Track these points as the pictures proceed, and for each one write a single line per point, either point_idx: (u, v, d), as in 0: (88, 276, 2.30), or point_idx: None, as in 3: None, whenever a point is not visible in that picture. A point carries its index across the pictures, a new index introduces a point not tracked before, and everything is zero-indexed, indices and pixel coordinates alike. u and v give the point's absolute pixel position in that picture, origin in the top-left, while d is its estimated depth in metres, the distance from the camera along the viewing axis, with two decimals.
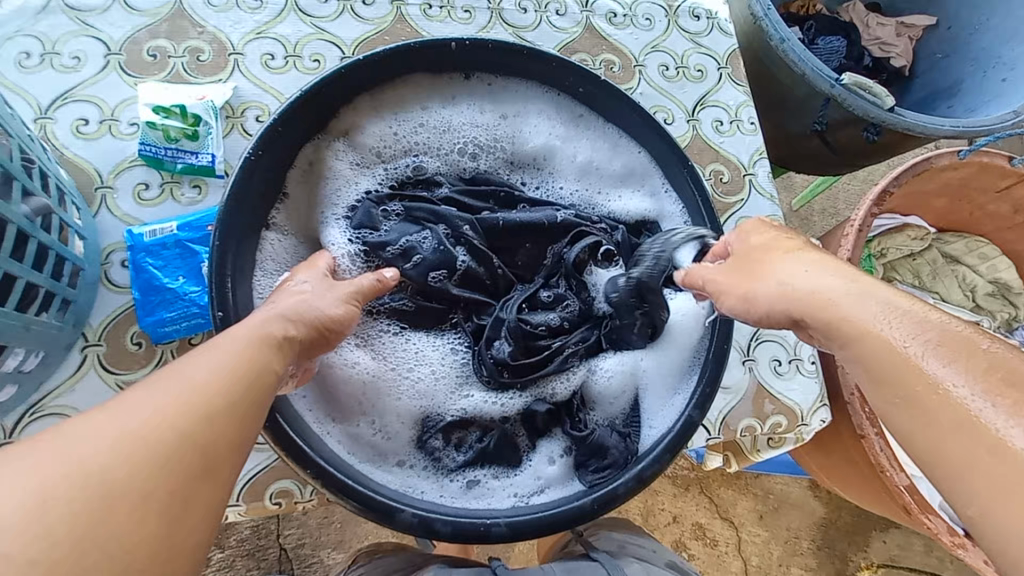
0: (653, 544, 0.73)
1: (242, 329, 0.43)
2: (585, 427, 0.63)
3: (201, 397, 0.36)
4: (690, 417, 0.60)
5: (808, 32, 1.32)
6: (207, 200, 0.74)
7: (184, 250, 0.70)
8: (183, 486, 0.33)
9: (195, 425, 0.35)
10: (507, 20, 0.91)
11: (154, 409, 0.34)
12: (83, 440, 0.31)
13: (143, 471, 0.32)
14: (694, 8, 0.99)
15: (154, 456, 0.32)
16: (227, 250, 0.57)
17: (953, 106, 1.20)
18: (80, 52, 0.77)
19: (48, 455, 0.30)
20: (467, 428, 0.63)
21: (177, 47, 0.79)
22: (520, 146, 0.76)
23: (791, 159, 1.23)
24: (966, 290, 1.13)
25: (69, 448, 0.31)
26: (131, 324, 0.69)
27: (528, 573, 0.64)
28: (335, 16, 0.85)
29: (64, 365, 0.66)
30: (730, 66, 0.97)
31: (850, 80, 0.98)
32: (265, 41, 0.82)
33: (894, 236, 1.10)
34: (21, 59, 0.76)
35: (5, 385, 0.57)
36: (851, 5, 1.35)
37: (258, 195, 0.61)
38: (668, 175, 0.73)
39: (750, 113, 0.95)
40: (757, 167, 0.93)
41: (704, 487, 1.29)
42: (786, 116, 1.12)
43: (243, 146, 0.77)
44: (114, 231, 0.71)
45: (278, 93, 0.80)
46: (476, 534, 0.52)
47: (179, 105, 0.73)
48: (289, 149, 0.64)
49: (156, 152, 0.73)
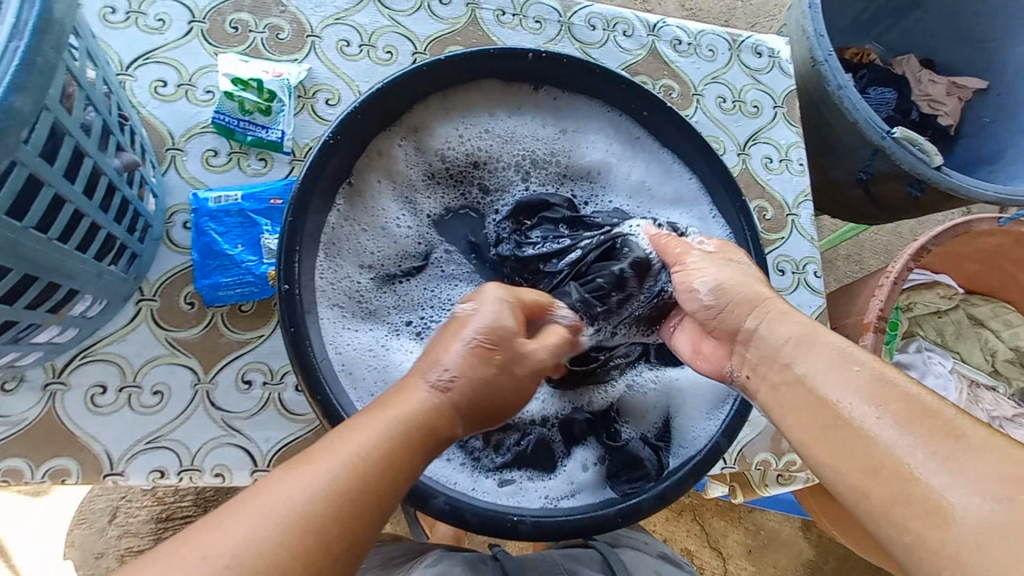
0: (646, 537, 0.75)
1: (394, 403, 0.44)
2: (620, 438, 0.65)
3: (365, 478, 0.39)
4: (718, 444, 0.62)
5: (861, 81, 1.34)
6: (271, 173, 0.77)
7: (246, 219, 0.72)
8: (338, 570, 0.36)
9: (354, 509, 0.38)
10: (576, 35, 0.93)
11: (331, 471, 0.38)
12: (282, 495, 0.37)
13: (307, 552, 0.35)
14: (757, 46, 1.00)
15: (321, 538, 0.36)
16: (300, 227, 0.60)
17: (995, 172, 1.21)
18: (165, 14, 0.79)
19: (240, 525, 0.35)
20: (506, 431, 0.64)
21: (259, 22, 0.81)
22: (577, 160, 0.76)
23: (829, 203, 1.25)
24: (987, 355, 1.14)
25: (276, 500, 0.36)
26: (186, 284, 0.71)
27: (530, 560, 0.66)
28: (412, 11, 0.87)
29: (119, 315, 0.68)
30: (785, 106, 0.98)
31: (901, 134, 0.99)
32: (342, 27, 0.84)
33: (923, 292, 1.11)
34: (107, 13, 0.77)
35: (69, 327, 0.59)
36: (905, 59, 1.37)
37: (330, 179, 0.63)
38: (717, 204, 0.74)
39: (799, 155, 0.96)
40: (800, 208, 0.94)
41: (697, 514, 1.30)
42: (831, 161, 1.14)
43: (313, 127, 0.79)
44: (180, 193, 0.74)
45: (349, 79, 0.82)
46: (504, 528, 0.55)
47: (256, 80, 0.76)
48: (363, 137, 0.66)
49: (229, 122, 0.75)
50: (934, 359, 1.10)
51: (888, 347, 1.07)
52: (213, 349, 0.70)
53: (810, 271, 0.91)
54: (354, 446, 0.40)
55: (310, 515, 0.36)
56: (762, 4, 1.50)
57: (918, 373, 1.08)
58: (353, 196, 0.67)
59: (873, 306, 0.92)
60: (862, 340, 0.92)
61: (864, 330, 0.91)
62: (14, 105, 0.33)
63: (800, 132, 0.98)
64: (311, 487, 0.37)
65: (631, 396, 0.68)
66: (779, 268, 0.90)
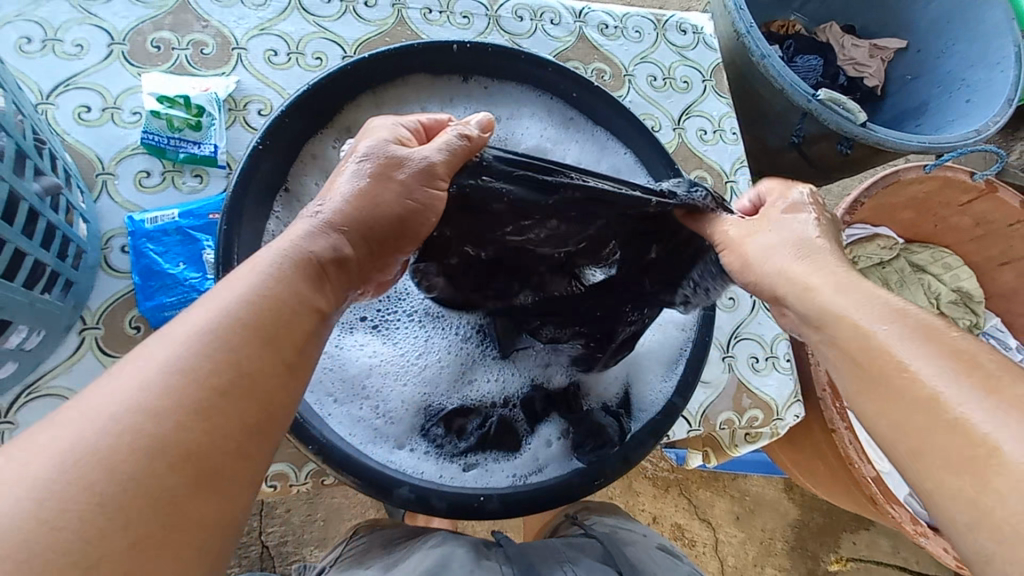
0: (644, 528, 0.73)
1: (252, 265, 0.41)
2: (581, 409, 0.66)
3: (230, 345, 0.36)
4: (673, 404, 0.65)
5: (788, 51, 1.39)
6: (208, 189, 0.76)
7: (185, 237, 0.71)
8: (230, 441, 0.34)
9: (217, 387, 0.34)
10: (504, 27, 0.95)
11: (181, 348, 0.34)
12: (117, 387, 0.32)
13: (190, 434, 0.32)
14: (681, 23, 1.04)
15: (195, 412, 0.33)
16: (235, 233, 0.60)
17: (920, 125, 1.27)
18: (83, 39, 0.77)
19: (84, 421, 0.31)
20: (468, 416, 0.64)
21: (182, 39, 0.81)
22: (514, 147, 0.76)
23: (770, 171, 1.30)
24: (931, 297, 1.19)
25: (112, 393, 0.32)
26: (130, 308, 0.70)
27: (531, 548, 0.65)
28: (338, 16, 0.87)
29: (61, 347, 0.66)
30: (714, 79, 1.02)
31: (825, 96, 1.03)
32: (268, 37, 0.84)
33: (865, 245, 1.15)
34: (21, 43, 0.76)
35: (7, 361, 0.58)
36: (827, 26, 1.43)
37: (264, 185, 0.64)
38: (653, 175, 0.76)
39: (732, 124, 1.00)
40: (738, 174, 0.98)
41: (683, 488, 1.32)
42: (766, 129, 1.18)
43: (245, 138, 0.79)
44: (114, 217, 0.72)
45: (280, 88, 0.82)
46: (471, 509, 0.56)
47: (183, 97, 0.75)
48: (293, 141, 0.66)
49: (159, 141, 0.74)
50: None
51: None
52: None
53: None
54: (203, 320, 0.36)
55: (180, 396, 0.33)
56: None
57: None
58: (291, 201, 0.67)
59: None
60: None
61: None
62: None
63: (730, 102, 1.02)
64: (167, 367, 0.33)
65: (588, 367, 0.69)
66: None
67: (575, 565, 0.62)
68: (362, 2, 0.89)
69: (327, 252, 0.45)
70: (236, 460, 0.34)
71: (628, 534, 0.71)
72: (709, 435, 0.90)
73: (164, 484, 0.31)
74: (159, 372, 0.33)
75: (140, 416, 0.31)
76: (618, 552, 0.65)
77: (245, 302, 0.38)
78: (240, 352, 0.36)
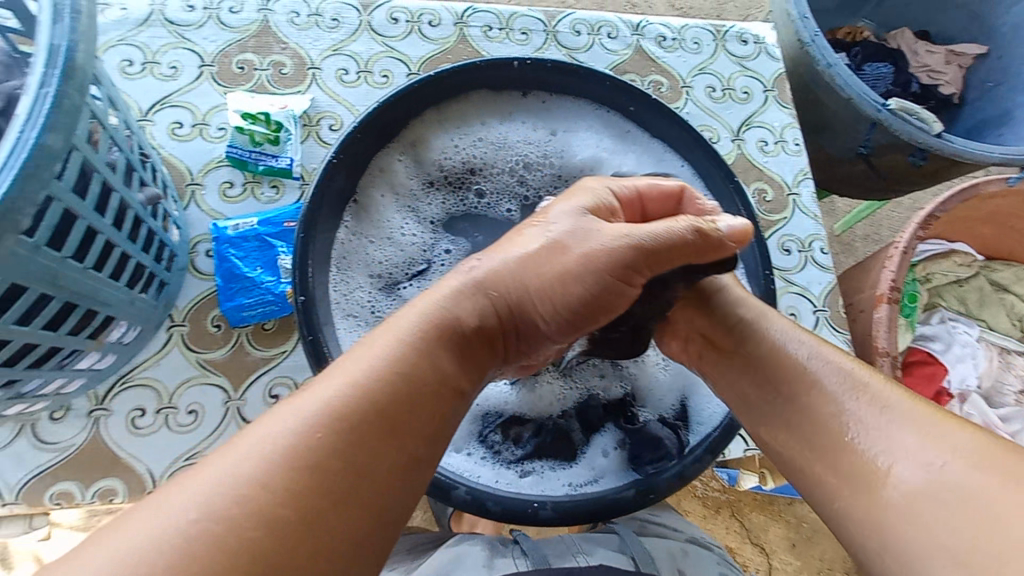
0: (677, 524, 0.71)
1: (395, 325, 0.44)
2: (637, 421, 0.66)
3: (365, 415, 0.38)
4: (732, 421, 0.63)
5: (855, 58, 1.34)
6: (284, 199, 0.81)
7: (263, 243, 0.76)
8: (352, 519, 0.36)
9: (347, 462, 0.37)
10: (562, 42, 0.96)
11: (325, 413, 0.38)
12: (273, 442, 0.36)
13: (321, 491, 0.35)
14: (742, 33, 1.02)
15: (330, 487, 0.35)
16: (310, 242, 0.63)
17: (1003, 134, 1.19)
18: (177, 62, 0.85)
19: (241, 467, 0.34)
20: (524, 424, 0.66)
21: (263, 60, 0.87)
22: (569, 159, 0.78)
23: (833, 182, 1.25)
24: (1014, 318, 1.11)
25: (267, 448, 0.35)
26: (212, 308, 0.75)
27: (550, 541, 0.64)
28: (404, 35, 0.92)
29: (152, 342, 0.72)
30: (776, 89, 1.00)
31: (896, 105, 1.00)
32: (340, 57, 0.89)
33: (940, 262, 1.09)
34: (125, 66, 0.84)
35: (108, 353, 0.64)
36: (898, 32, 1.37)
37: (337, 196, 0.68)
38: (711, 187, 0.75)
39: (794, 135, 0.97)
40: (801, 187, 0.95)
41: (735, 510, 1.28)
42: (830, 140, 1.14)
43: (319, 152, 0.84)
44: (200, 224, 0.79)
45: (350, 104, 0.87)
46: (526, 515, 0.57)
47: (264, 113, 0.80)
48: (364, 155, 0.70)
49: (242, 155, 0.81)
50: (959, 329, 1.08)
51: (909, 320, 1.05)
52: (242, 367, 0.74)
53: (817, 248, 0.91)
54: (341, 382, 0.39)
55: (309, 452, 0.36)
56: None
57: (943, 344, 1.06)
58: (359, 211, 0.71)
59: (885, 277, 0.91)
60: (877, 312, 0.91)
61: (876, 302, 0.91)
62: (46, 143, 0.37)
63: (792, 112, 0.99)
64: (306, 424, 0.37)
65: (643, 378, 0.69)
66: (784, 247, 0.91)
67: (590, 556, 0.61)
68: (427, 21, 0.93)
69: (468, 327, 0.46)
70: (358, 528, 0.36)
71: (659, 530, 0.69)
72: (766, 454, 0.87)
73: (293, 537, 0.33)
74: (297, 431, 0.36)
75: (273, 467, 0.35)
76: (640, 554, 0.62)
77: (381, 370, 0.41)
78: (372, 419, 0.38)
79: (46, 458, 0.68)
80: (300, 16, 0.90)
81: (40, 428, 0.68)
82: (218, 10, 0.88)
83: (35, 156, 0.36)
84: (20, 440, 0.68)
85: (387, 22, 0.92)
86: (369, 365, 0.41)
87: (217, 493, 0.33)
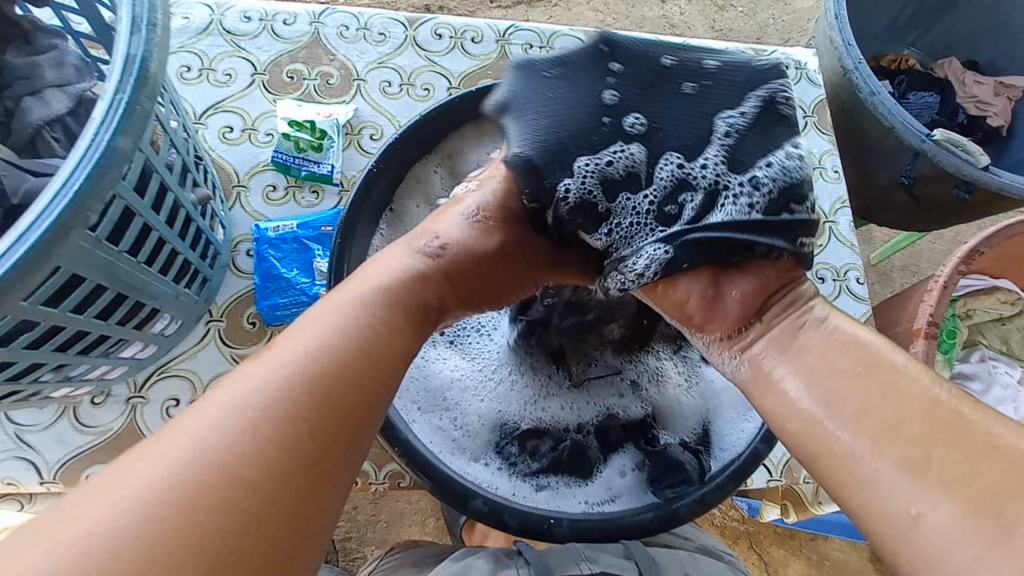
0: (687, 531, 0.71)
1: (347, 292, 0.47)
2: (658, 443, 0.65)
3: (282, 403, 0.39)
4: (756, 450, 0.61)
5: (899, 87, 1.31)
6: (323, 204, 0.84)
7: (301, 246, 0.79)
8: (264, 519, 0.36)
9: (259, 463, 0.37)
10: None
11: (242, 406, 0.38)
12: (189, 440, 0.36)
13: (253, 479, 0.36)
14: (783, 58, 1.02)
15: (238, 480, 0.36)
16: (348, 246, 0.66)
17: None
18: (232, 69, 0.89)
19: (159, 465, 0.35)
20: (541, 438, 0.66)
21: (311, 70, 0.91)
22: None
23: (872, 211, 1.22)
24: None
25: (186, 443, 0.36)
26: (248, 306, 0.78)
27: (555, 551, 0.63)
28: (447, 51, 0.95)
29: (190, 335, 0.75)
30: (816, 115, 0.99)
31: (942, 135, 0.98)
32: (384, 70, 0.92)
33: (982, 298, 1.05)
34: (183, 71, 0.88)
35: (150, 344, 0.67)
36: (946, 62, 1.34)
37: (375, 204, 0.70)
38: None
39: (833, 162, 0.96)
40: (837, 215, 0.93)
41: (753, 542, 1.24)
42: (871, 168, 1.12)
43: (359, 160, 0.87)
44: (243, 224, 0.82)
45: (391, 115, 0.90)
46: (541, 530, 0.57)
47: (310, 121, 0.85)
48: (403, 165, 0.72)
49: (287, 160, 0.84)
50: (1001, 369, 1.04)
51: (946, 357, 1.02)
52: None
53: (852, 278, 0.90)
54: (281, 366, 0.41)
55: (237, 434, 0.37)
56: (791, 20, 1.51)
57: (983, 384, 1.02)
58: (395, 220, 0.72)
59: (923, 311, 0.89)
60: (913, 347, 0.88)
61: (913, 337, 0.88)
62: (118, 144, 0.39)
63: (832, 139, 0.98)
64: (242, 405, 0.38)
65: (665, 399, 0.69)
66: (818, 276, 0.89)
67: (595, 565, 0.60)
68: (470, 38, 0.96)
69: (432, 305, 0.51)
70: (273, 523, 0.36)
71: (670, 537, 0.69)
72: (790, 487, 0.85)
73: (204, 540, 0.34)
74: (227, 417, 0.37)
75: (182, 477, 0.35)
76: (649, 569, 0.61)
77: (317, 347, 0.42)
78: (311, 402, 0.39)
79: (86, 440, 0.71)
80: (350, 29, 0.94)
81: (81, 411, 0.72)
82: (273, 22, 0.92)
83: (107, 156, 0.39)
84: (63, 421, 0.71)
85: (431, 37, 0.95)
86: (301, 353, 0.41)
87: (127, 507, 0.33)
